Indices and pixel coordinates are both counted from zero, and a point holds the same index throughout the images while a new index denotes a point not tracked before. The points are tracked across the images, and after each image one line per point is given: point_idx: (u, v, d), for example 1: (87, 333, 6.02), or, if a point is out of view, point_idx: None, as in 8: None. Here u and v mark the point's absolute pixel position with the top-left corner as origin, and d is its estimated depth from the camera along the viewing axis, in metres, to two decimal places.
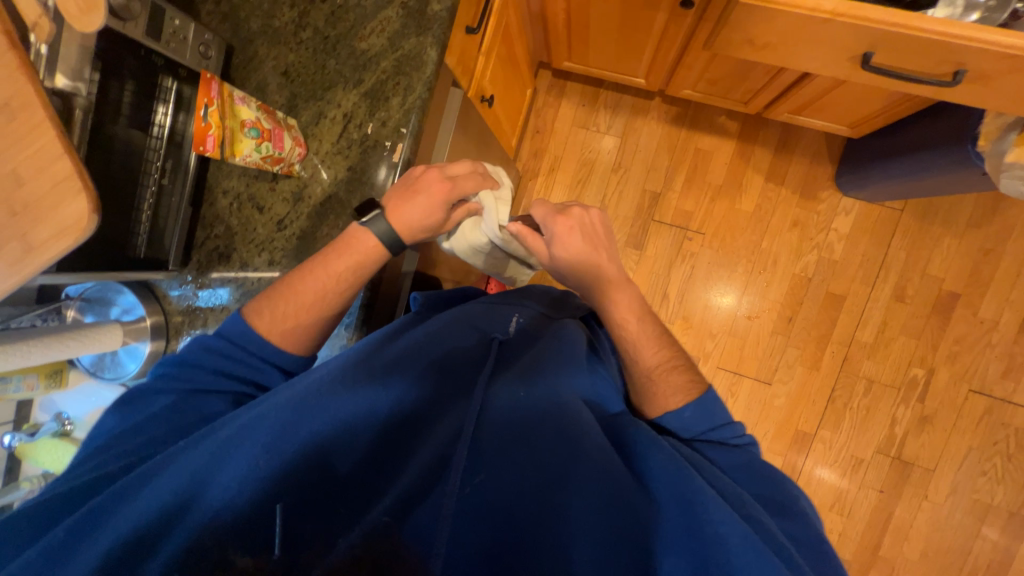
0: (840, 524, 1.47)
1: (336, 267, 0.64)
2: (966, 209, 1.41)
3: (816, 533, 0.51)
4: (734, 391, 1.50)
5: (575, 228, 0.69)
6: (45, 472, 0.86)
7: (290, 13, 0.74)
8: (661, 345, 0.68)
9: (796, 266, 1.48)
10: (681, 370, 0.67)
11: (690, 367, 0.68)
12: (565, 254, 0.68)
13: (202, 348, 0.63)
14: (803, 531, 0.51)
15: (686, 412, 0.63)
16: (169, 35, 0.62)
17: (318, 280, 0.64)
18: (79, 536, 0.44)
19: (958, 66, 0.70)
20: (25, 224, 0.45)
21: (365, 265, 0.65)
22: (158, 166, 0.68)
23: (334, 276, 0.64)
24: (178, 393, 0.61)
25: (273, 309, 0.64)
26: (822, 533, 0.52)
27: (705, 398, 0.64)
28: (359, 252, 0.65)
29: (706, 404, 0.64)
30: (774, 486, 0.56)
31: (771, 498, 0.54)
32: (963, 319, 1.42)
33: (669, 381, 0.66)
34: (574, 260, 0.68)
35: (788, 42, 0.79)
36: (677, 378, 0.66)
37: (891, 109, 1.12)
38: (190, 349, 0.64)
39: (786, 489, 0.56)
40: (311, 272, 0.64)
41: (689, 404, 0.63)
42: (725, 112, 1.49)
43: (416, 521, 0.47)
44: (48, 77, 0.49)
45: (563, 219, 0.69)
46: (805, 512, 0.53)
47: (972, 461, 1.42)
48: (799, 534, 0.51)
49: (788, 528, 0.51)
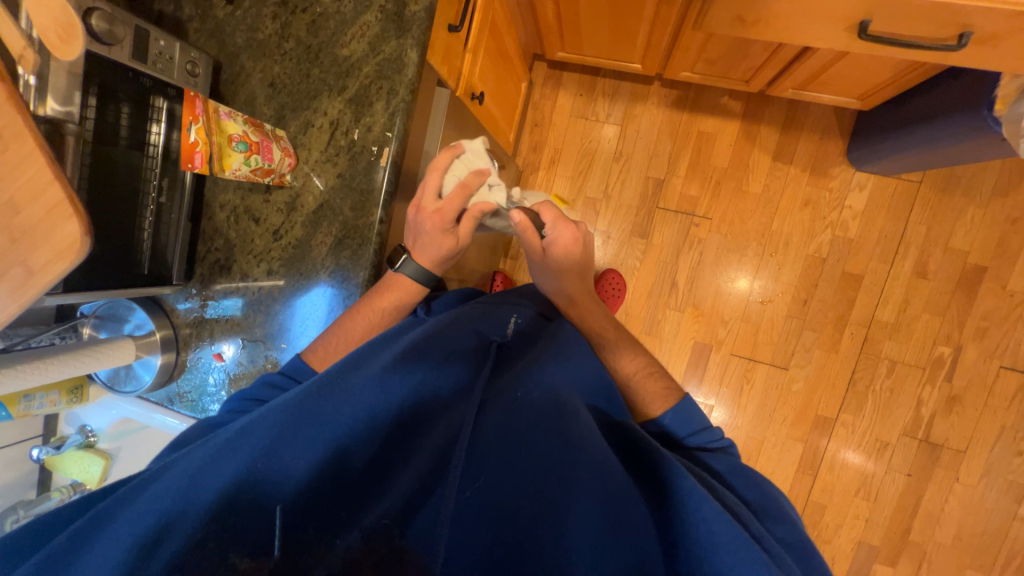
0: (867, 509, 1.43)
1: (378, 301, 0.68)
2: (990, 178, 1.34)
3: (799, 530, 0.53)
4: (750, 377, 1.47)
5: (579, 238, 0.72)
6: (74, 481, 0.93)
7: (273, 24, 0.75)
8: (638, 355, 0.73)
9: (809, 247, 1.43)
10: (656, 377, 0.70)
11: (665, 375, 0.72)
12: (564, 260, 0.72)
13: (262, 381, 0.65)
14: (787, 533, 0.52)
15: (666, 419, 0.65)
16: (155, 56, 0.63)
17: (362, 317, 0.68)
18: (79, 541, 0.45)
19: (964, 28, 0.66)
20: (24, 250, 0.47)
21: (410, 293, 0.69)
22: (156, 184, 0.70)
23: (378, 310, 0.68)
24: (230, 410, 0.64)
25: (323, 347, 0.67)
26: (808, 534, 0.53)
27: (686, 403, 0.66)
28: (403, 285, 0.69)
29: (685, 411, 0.65)
30: (760, 490, 0.56)
31: (764, 503, 0.54)
32: (991, 293, 1.35)
33: (647, 387, 0.69)
34: (563, 266, 0.73)
35: (780, 15, 0.75)
36: (655, 385, 0.69)
37: (899, 78, 1.07)
38: (256, 386, 0.64)
39: (766, 490, 0.56)
40: (357, 311, 0.69)
41: (667, 410, 0.65)
42: (727, 93, 1.44)
43: (418, 524, 0.48)
44: (39, 104, 0.52)
45: (572, 226, 0.71)
46: (790, 515, 0.54)
47: (1005, 441, 1.36)
48: (787, 536, 0.52)
49: (780, 532, 0.52)
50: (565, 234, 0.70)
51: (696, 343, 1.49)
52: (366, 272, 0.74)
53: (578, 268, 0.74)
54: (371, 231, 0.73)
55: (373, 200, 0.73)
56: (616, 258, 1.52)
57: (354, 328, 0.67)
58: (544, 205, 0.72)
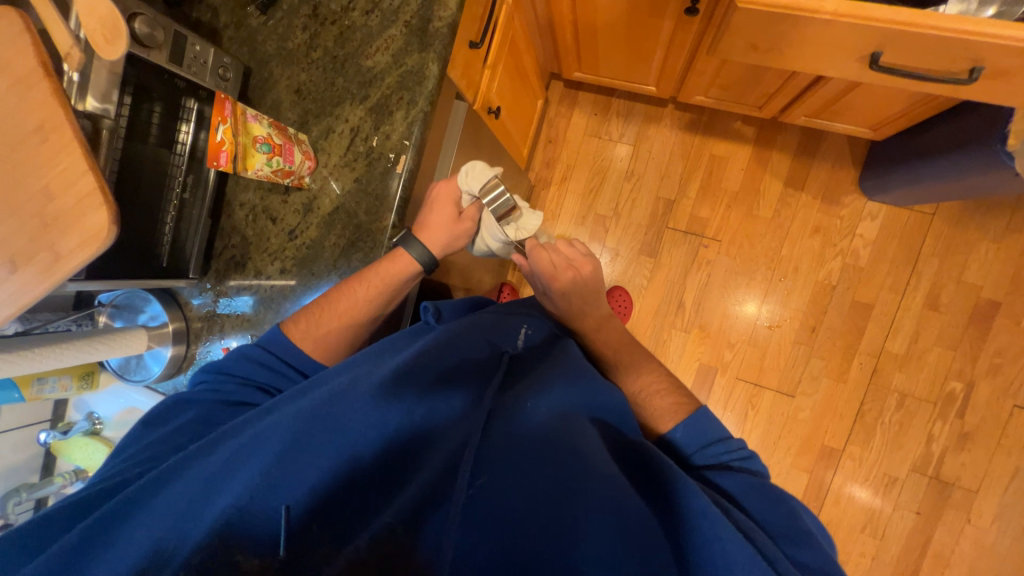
0: (874, 547, 1.38)
1: (370, 276, 0.71)
2: (1005, 213, 1.33)
3: (827, 555, 0.48)
4: (755, 403, 1.45)
5: (570, 283, 0.75)
6: (77, 468, 0.94)
7: (302, 35, 0.79)
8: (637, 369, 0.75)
9: (819, 274, 1.42)
10: (665, 395, 0.68)
11: (676, 391, 0.69)
12: (561, 300, 0.76)
13: (240, 355, 0.68)
14: (811, 558, 0.48)
15: (677, 433, 0.62)
16: (190, 59, 0.67)
17: (352, 292, 0.70)
18: (101, 531, 0.47)
19: (975, 63, 0.67)
20: (53, 235, 0.50)
21: (399, 274, 0.70)
22: (181, 181, 0.72)
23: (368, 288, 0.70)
24: (209, 404, 0.65)
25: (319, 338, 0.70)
26: (838, 561, 0.49)
27: (699, 414, 0.63)
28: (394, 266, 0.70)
29: (698, 422, 0.62)
30: (781, 510, 0.52)
31: (784, 528, 0.51)
32: (1005, 329, 1.33)
33: (655, 405, 0.68)
34: (565, 308, 0.77)
35: (794, 44, 0.77)
36: (661, 402, 0.67)
37: (912, 110, 1.07)
38: (230, 357, 0.68)
39: (787, 508, 0.52)
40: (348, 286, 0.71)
41: (677, 424, 0.63)
42: (740, 118, 1.46)
43: (427, 531, 0.46)
44: (79, 100, 0.54)
45: (559, 271, 0.74)
46: (816, 539, 0.50)
47: (1020, 483, 1.32)
48: (813, 563, 0.48)
49: (800, 556, 0.48)
50: (549, 274, 0.74)
51: (702, 364, 1.47)
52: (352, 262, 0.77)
53: (579, 306, 0.76)
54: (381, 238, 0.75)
55: (387, 205, 0.76)
56: (624, 275, 1.53)
57: (335, 319, 0.70)
58: (532, 246, 0.75)
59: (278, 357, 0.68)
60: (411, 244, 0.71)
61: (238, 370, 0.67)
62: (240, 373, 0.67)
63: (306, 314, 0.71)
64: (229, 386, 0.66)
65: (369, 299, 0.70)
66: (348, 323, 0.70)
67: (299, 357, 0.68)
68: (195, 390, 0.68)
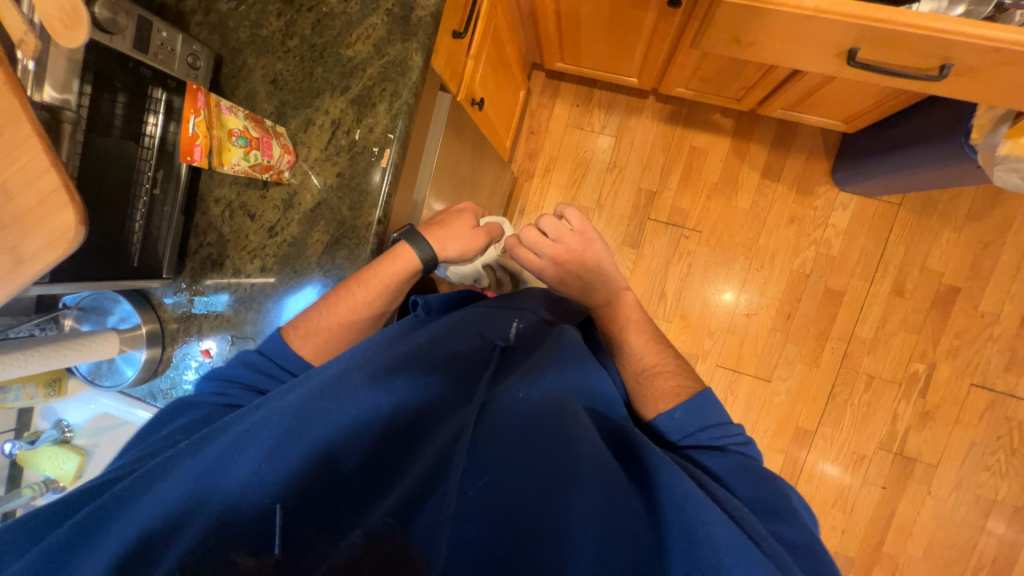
0: (843, 521, 1.46)
1: (365, 277, 0.68)
2: (964, 202, 1.40)
3: (808, 532, 0.50)
4: (734, 389, 1.50)
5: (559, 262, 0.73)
6: (47, 478, 0.90)
7: (277, 22, 0.75)
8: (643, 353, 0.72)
9: (794, 263, 1.47)
10: (668, 376, 0.68)
11: (680, 373, 0.69)
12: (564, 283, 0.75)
13: (242, 363, 0.66)
14: (796, 534, 0.50)
15: (676, 414, 0.62)
16: (157, 46, 0.63)
17: (346, 294, 0.68)
18: (85, 534, 0.44)
19: (945, 60, 0.69)
20: (13, 237, 0.46)
21: (398, 272, 0.68)
22: (150, 176, 0.69)
23: (365, 289, 0.68)
24: (210, 408, 0.62)
25: (305, 332, 0.67)
26: (818, 538, 0.51)
27: (698, 397, 0.64)
28: (393, 262, 0.68)
29: (699, 405, 0.63)
30: (764, 487, 0.54)
31: (768, 504, 0.53)
32: (963, 313, 1.41)
33: (655, 386, 0.67)
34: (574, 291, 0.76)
35: (774, 39, 0.79)
36: (664, 383, 0.67)
37: (883, 103, 1.11)
38: (232, 364, 0.66)
39: (772, 487, 0.54)
40: (343, 290, 0.68)
41: (677, 405, 0.63)
42: (719, 110, 1.48)
43: (420, 523, 0.46)
44: (36, 90, 0.51)
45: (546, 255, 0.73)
46: (798, 514, 0.51)
47: (975, 456, 1.41)
48: (793, 538, 0.49)
49: (782, 532, 0.50)
50: (535, 266, 0.75)
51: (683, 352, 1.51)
52: (340, 259, 0.75)
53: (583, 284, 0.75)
54: (363, 250, 0.74)
55: (371, 200, 0.74)
56: None
57: (328, 327, 0.67)
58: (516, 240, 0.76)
59: (281, 368, 0.66)
60: (416, 238, 0.70)
61: (240, 377, 0.65)
62: (241, 379, 0.65)
63: (302, 320, 0.68)
64: (235, 394, 0.64)
65: (360, 309, 0.68)
66: (343, 331, 0.68)
67: (298, 364, 0.66)
68: (197, 392, 0.65)
